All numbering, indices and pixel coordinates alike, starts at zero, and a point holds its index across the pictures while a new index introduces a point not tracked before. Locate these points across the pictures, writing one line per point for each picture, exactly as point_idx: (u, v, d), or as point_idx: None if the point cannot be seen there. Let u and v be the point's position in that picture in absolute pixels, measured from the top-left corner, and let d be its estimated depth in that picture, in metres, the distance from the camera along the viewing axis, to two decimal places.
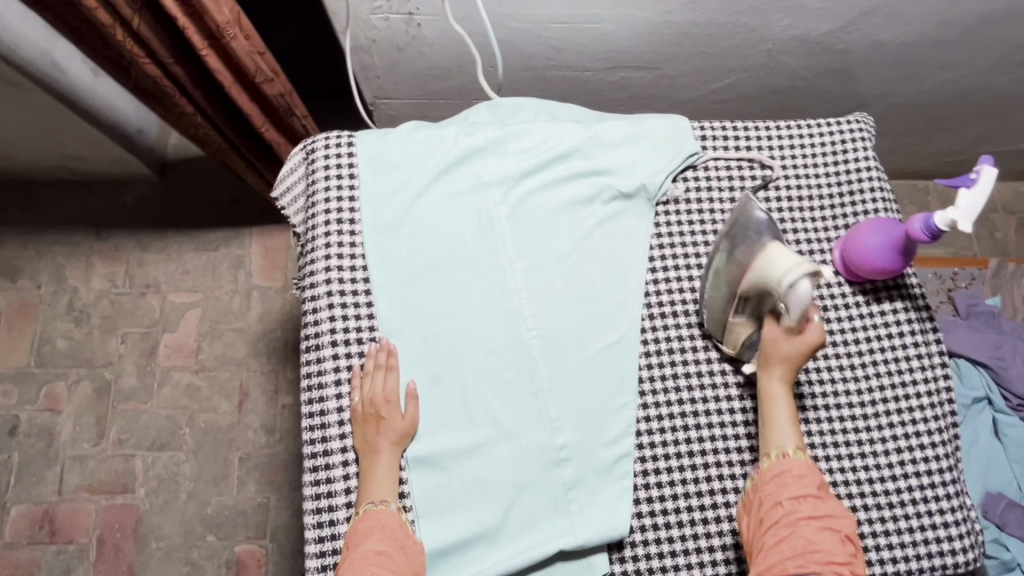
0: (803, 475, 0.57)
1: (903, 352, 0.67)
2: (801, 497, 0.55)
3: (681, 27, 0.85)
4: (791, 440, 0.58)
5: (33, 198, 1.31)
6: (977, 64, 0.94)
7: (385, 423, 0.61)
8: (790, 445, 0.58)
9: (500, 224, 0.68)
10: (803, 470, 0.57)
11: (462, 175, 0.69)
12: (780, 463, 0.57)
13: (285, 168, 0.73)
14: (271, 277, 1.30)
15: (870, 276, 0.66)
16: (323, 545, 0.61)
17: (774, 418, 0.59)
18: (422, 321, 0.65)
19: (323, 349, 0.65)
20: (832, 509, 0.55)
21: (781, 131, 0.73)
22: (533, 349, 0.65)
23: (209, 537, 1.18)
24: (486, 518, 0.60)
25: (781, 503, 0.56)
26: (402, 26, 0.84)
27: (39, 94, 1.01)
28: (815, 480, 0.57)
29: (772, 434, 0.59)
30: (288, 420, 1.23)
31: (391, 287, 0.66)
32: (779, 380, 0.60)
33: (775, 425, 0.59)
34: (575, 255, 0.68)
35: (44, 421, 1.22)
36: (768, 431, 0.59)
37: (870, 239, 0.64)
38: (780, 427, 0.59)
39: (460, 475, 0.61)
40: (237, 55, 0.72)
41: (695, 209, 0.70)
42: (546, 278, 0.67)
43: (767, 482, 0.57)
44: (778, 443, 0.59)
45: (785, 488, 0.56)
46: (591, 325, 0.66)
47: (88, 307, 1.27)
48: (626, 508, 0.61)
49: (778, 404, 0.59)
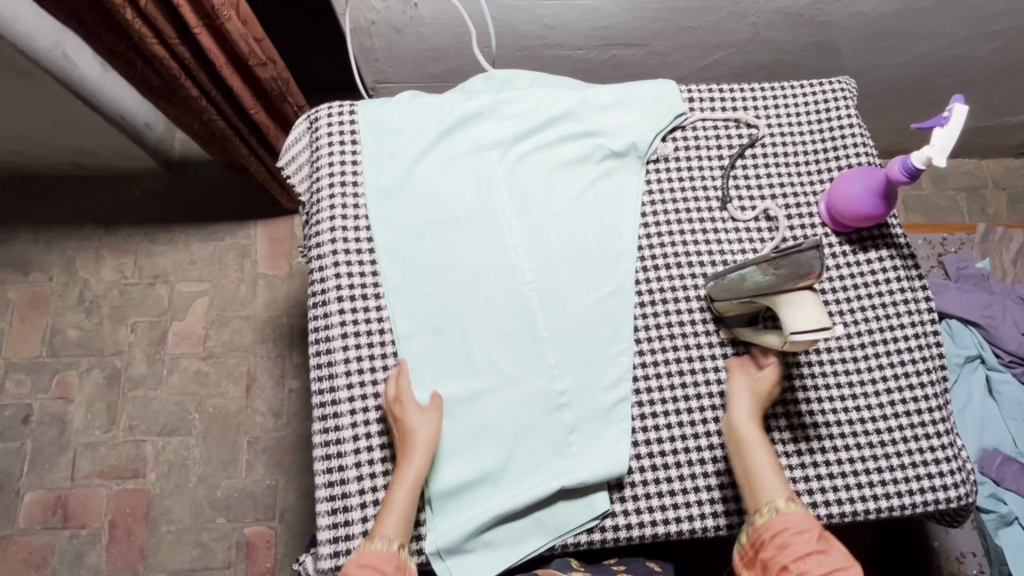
0: (805, 532, 0.55)
1: (890, 298, 0.69)
2: (804, 556, 0.54)
3: (667, 2, 0.89)
4: (780, 492, 0.58)
5: (44, 193, 1.34)
6: (957, 33, 0.97)
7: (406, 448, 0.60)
8: (780, 498, 0.57)
9: (498, 185, 0.70)
10: (802, 526, 0.55)
11: (459, 140, 0.72)
12: (776, 519, 0.56)
13: (290, 138, 0.76)
14: (276, 265, 1.33)
15: (856, 223, 0.68)
16: (333, 490, 0.63)
17: (757, 470, 0.59)
18: (424, 276, 0.68)
19: (330, 304, 0.67)
20: (837, 560, 0.53)
21: (766, 92, 0.76)
22: (531, 300, 0.67)
23: (218, 519, 1.19)
24: (489, 459, 0.62)
25: (787, 568, 0.54)
26: (400, 7, 0.87)
27: (50, 85, 1.04)
28: (814, 537, 0.55)
29: (758, 488, 0.58)
30: (296, 404, 1.25)
31: (394, 246, 0.68)
32: (754, 428, 0.61)
33: (763, 478, 0.58)
34: (570, 212, 0.70)
35: (56, 409, 1.24)
36: (755, 483, 0.59)
37: (854, 187, 0.67)
38: (765, 480, 0.58)
39: (464, 420, 0.64)
40: (231, 35, 0.75)
41: (685, 167, 0.73)
42: (543, 234, 0.69)
43: (769, 543, 0.56)
44: (768, 497, 0.58)
45: (786, 547, 0.55)
46: (586, 277, 0.68)
47: (98, 297, 1.30)
48: (626, 449, 0.63)
49: (762, 459, 0.59)
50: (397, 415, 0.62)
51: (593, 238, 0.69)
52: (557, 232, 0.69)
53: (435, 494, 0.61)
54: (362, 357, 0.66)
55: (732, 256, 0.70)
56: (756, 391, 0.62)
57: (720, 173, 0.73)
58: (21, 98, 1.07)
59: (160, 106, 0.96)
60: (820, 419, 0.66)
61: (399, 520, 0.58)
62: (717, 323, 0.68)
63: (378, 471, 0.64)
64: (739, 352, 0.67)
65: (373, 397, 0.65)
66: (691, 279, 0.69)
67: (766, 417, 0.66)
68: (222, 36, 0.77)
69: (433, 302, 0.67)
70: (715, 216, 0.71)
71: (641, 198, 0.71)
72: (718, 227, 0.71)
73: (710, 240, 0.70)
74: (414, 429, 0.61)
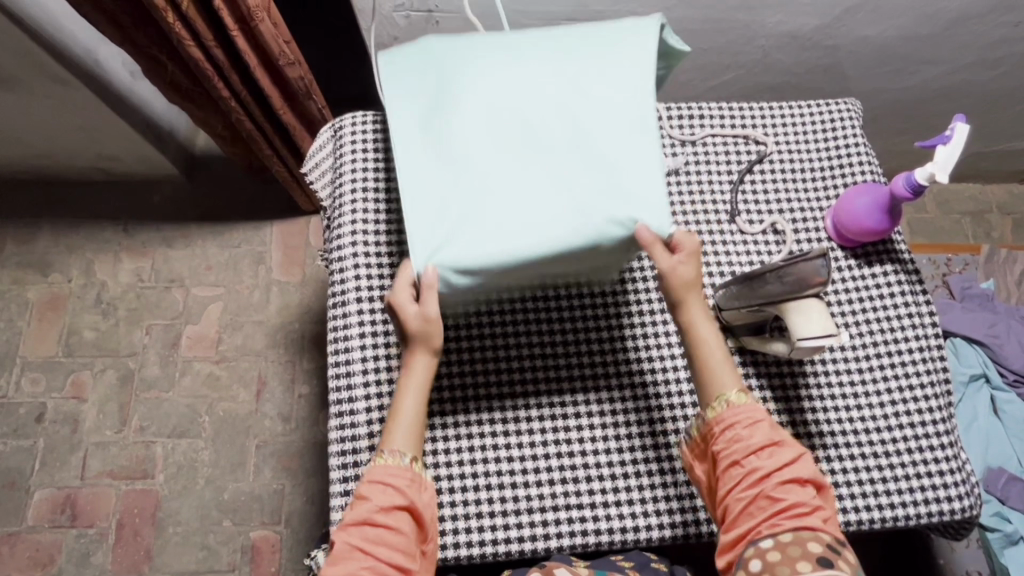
0: (760, 428, 0.57)
1: (895, 312, 0.70)
2: (757, 451, 0.56)
3: (678, 24, 0.91)
4: (732, 386, 0.59)
5: (67, 197, 1.38)
6: (960, 58, 0.99)
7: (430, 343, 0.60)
8: (732, 390, 0.59)
9: (528, 114, 0.61)
10: (759, 420, 0.57)
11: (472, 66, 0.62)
12: (727, 413, 0.58)
13: (314, 147, 0.79)
14: (290, 272, 1.35)
15: (860, 238, 0.70)
16: (348, 485, 0.65)
17: (713, 368, 0.60)
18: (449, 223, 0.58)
19: (348, 305, 0.70)
20: (790, 454, 0.56)
21: (774, 111, 0.78)
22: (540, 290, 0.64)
23: (225, 522, 1.20)
24: None
25: (739, 463, 0.56)
26: (422, 23, 0.90)
27: (80, 91, 1.08)
28: (767, 430, 0.57)
29: (714, 382, 0.60)
30: (304, 409, 1.27)
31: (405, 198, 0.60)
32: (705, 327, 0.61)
33: (715, 375, 0.60)
34: None
35: (70, 408, 1.26)
36: (710, 379, 0.60)
37: (858, 203, 0.69)
38: (718, 375, 0.60)
39: None
40: (264, 37, 0.79)
41: (694, 181, 0.75)
42: None
43: (721, 439, 0.58)
44: (721, 392, 0.59)
45: (739, 439, 0.57)
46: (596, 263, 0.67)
47: (115, 300, 1.33)
48: None
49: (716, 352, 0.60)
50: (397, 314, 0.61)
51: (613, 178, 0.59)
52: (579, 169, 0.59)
53: None
54: (379, 357, 0.68)
55: (740, 267, 0.72)
56: (686, 282, 0.60)
57: (729, 187, 0.75)
58: (52, 103, 1.11)
59: (185, 107, 1.00)
60: (825, 429, 0.67)
61: (409, 428, 0.59)
62: (725, 333, 0.69)
63: None
64: (746, 361, 0.68)
65: (388, 396, 0.67)
66: None
67: None
68: (256, 40, 0.81)
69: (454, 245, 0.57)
70: (724, 228, 0.73)
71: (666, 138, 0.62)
72: (726, 239, 0.73)
73: (718, 252, 0.72)
74: (424, 335, 0.60)
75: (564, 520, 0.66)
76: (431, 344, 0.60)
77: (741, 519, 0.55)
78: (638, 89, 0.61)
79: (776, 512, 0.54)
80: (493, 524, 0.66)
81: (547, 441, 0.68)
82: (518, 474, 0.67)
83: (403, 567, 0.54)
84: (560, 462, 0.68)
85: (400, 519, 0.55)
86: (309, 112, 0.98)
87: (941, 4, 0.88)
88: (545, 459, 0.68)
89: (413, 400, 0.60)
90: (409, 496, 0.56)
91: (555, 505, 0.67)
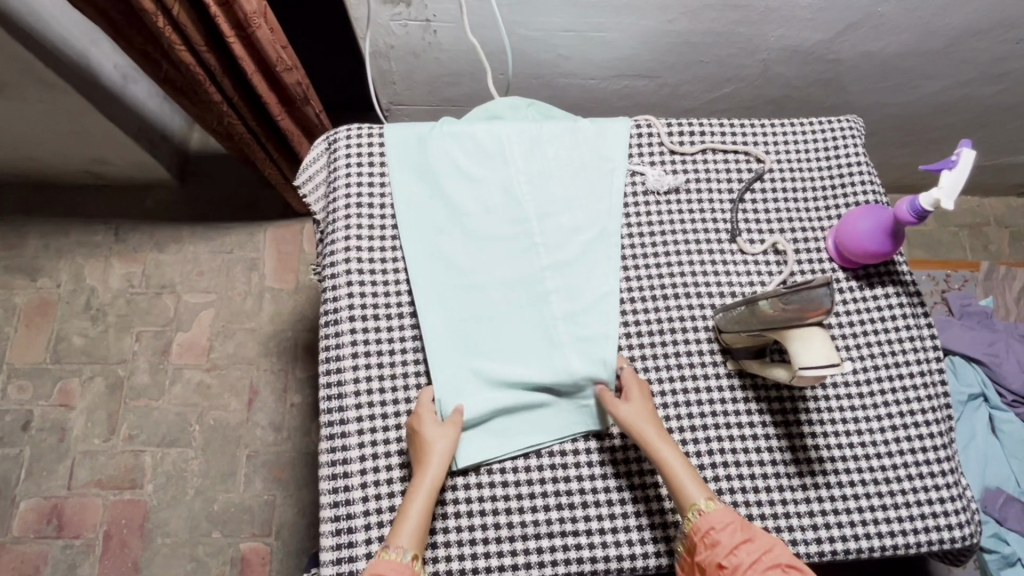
0: (730, 528, 0.56)
1: (897, 335, 0.69)
2: (735, 549, 0.55)
3: (680, 37, 0.90)
4: (700, 494, 0.58)
5: (56, 200, 1.35)
6: (963, 74, 0.99)
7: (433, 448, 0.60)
8: (701, 499, 0.58)
9: (508, 196, 0.72)
10: (728, 518, 0.57)
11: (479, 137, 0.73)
12: (700, 521, 0.57)
13: (307, 157, 0.77)
14: (283, 279, 1.34)
15: (862, 260, 0.69)
16: (338, 510, 0.63)
17: (680, 478, 0.59)
18: (445, 307, 0.68)
19: (341, 323, 0.67)
20: (763, 545, 0.55)
21: (775, 128, 0.77)
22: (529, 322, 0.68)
23: (214, 533, 1.19)
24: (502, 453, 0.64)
25: (723, 564, 0.55)
26: (419, 33, 0.88)
27: (70, 94, 1.06)
28: (738, 525, 0.56)
29: (682, 493, 0.58)
30: (297, 419, 1.25)
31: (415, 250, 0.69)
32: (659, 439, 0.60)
33: (682, 483, 0.58)
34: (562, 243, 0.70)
35: (57, 416, 1.24)
36: (679, 489, 0.58)
37: (860, 224, 0.68)
38: (685, 484, 0.58)
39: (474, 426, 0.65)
40: (260, 45, 0.76)
41: (694, 198, 0.74)
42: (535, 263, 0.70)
43: (700, 545, 0.56)
44: (691, 501, 0.58)
45: (716, 545, 0.55)
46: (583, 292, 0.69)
47: (105, 305, 1.31)
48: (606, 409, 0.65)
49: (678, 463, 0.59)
50: (414, 427, 0.62)
51: (574, 265, 0.70)
52: (546, 255, 0.70)
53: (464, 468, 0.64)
54: (371, 376, 0.66)
55: (739, 288, 0.71)
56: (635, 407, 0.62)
57: (730, 206, 0.74)
58: (41, 106, 1.09)
59: (180, 104, 0.93)
60: (825, 454, 0.66)
61: (414, 529, 0.58)
62: (724, 355, 0.68)
63: (384, 493, 0.63)
64: (746, 384, 0.67)
65: (381, 417, 0.65)
66: (698, 309, 0.70)
67: (771, 449, 0.66)
68: (251, 46, 0.78)
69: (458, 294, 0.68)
70: (724, 248, 0.72)
71: (621, 225, 0.72)
72: (726, 260, 0.72)
73: (718, 273, 0.71)
74: (430, 444, 0.61)
75: (558, 547, 0.63)
76: (443, 452, 0.61)
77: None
78: (611, 163, 0.74)
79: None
80: (485, 551, 0.62)
81: (542, 466, 0.65)
82: (512, 499, 0.64)
83: None
84: (557, 488, 0.64)
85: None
86: (307, 118, 0.95)
87: (945, 21, 0.87)
88: (540, 483, 0.64)
89: (422, 503, 0.59)
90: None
91: (549, 533, 0.63)
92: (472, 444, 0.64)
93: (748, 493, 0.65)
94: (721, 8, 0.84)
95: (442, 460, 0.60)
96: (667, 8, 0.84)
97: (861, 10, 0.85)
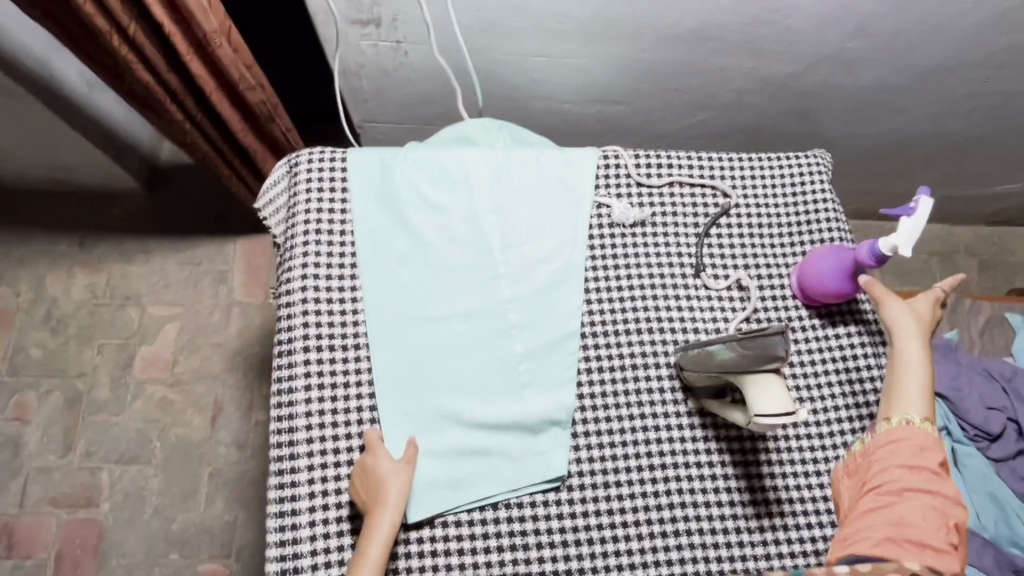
0: (889, 442, 0.55)
1: (858, 375, 0.69)
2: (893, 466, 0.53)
3: (653, 65, 0.90)
4: (918, 411, 0.57)
5: (19, 206, 1.32)
6: (931, 109, 1.00)
7: (388, 484, 0.59)
8: (918, 415, 0.57)
9: (473, 225, 0.71)
10: (896, 435, 0.55)
11: (445, 163, 0.72)
12: (902, 428, 0.56)
13: (268, 180, 0.75)
14: (252, 293, 1.31)
15: (824, 300, 0.69)
16: (284, 549, 0.61)
17: (903, 389, 0.58)
18: (404, 339, 0.67)
19: (295, 354, 0.66)
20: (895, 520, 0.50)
21: (742, 162, 0.77)
22: (488, 357, 0.67)
23: (172, 554, 1.15)
24: (454, 494, 0.62)
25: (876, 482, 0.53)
26: (390, 53, 0.87)
27: (31, 102, 1.03)
28: (937, 453, 0.54)
29: (897, 399, 0.58)
30: (260, 437, 1.22)
31: (375, 277, 0.68)
32: (916, 349, 0.60)
33: (903, 391, 0.58)
34: (523, 276, 0.69)
35: (12, 430, 1.20)
36: (895, 397, 0.58)
37: (823, 264, 0.68)
38: (910, 396, 0.58)
39: (428, 465, 0.63)
40: (221, 63, 0.75)
41: (660, 231, 0.73)
42: (498, 296, 0.69)
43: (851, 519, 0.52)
44: (902, 410, 0.57)
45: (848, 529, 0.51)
46: (544, 325, 0.68)
47: (66, 316, 1.27)
48: (564, 449, 0.64)
49: (915, 370, 0.59)
50: (365, 467, 0.60)
51: (536, 297, 0.69)
52: (509, 287, 0.69)
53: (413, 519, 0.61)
54: (324, 410, 0.64)
55: (702, 324, 0.70)
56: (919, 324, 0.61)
57: (695, 240, 0.73)
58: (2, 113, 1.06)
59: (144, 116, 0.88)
60: (784, 496, 0.65)
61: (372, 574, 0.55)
62: (686, 393, 0.68)
63: (333, 531, 0.61)
64: (706, 423, 0.67)
65: (333, 452, 0.63)
66: (660, 345, 0.69)
67: (730, 491, 0.65)
68: (213, 65, 0.77)
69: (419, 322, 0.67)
70: (688, 283, 0.72)
71: (585, 257, 0.71)
72: (690, 295, 0.71)
73: (682, 308, 0.71)
74: (385, 481, 0.59)
75: None
76: (400, 487, 0.59)
77: (860, 530, 0.51)
78: (577, 195, 0.73)
79: (895, 509, 0.51)
80: None
81: (498, 505, 0.63)
82: (465, 539, 0.62)
83: None
84: (511, 528, 0.63)
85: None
86: (273, 135, 0.94)
87: (911, 58, 0.88)
88: (494, 523, 0.63)
89: (379, 546, 0.56)
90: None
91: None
92: (425, 481, 0.62)
93: (704, 534, 0.64)
94: (691, 39, 0.85)
95: (398, 494, 0.58)
96: (639, 38, 0.84)
97: (830, 45, 0.86)
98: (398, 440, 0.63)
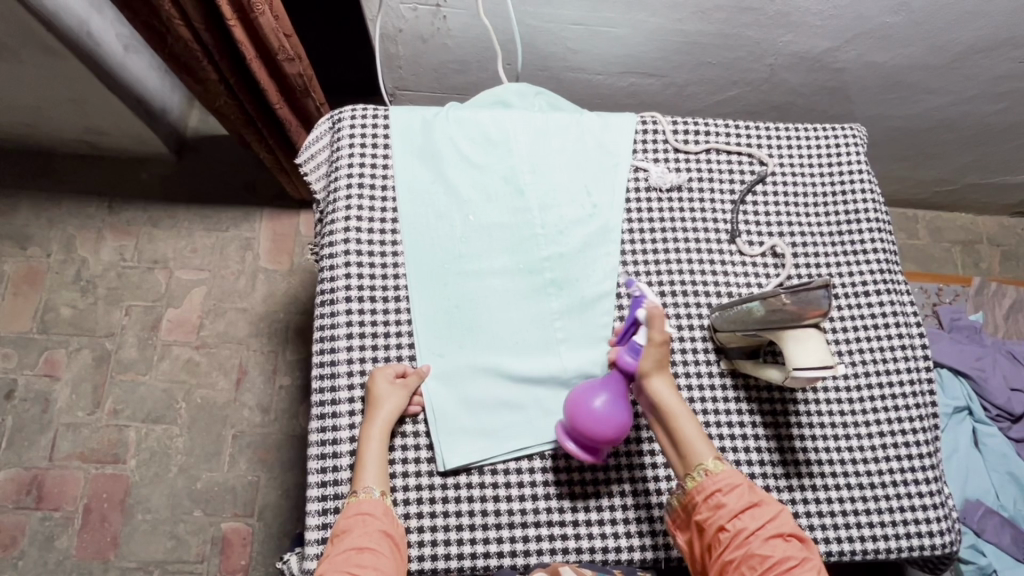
0: (730, 488, 0.55)
1: (890, 342, 0.70)
2: (740, 512, 0.54)
3: (690, 36, 0.90)
4: (708, 454, 0.57)
5: (50, 168, 1.34)
6: (965, 91, 1.00)
7: (379, 413, 0.61)
8: (709, 459, 0.57)
9: (509, 183, 0.71)
10: (736, 493, 0.55)
11: (483, 122, 0.73)
12: (706, 481, 0.56)
13: (310, 136, 0.76)
14: (278, 260, 1.33)
15: (598, 438, 0.59)
16: (326, 489, 0.62)
17: (684, 438, 0.58)
18: (445, 292, 0.68)
19: (337, 304, 0.67)
20: (770, 511, 0.54)
21: (779, 132, 0.77)
22: (524, 311, 0.68)
23: (196, 511, 1.18)
24: (491, 446, 0.63)
25: (725, 527, 0.54)
26: (429, 18, 0.88)
27: (70, 60, 1.05)
28: (783, 521, 0.54)
29: (690, 453, 0.58)
30: (286, 401, 1.24)
31: (414, 230, 0.69)
32: (678, 398, 0.59)
33: (690, 443, 0.58)
34: (565, 233, 0.71)
35: (41, 386, 1.22)
36: (683, 449, 0.58)
37: (592, 405, 0.59)
38: (693, 443, 0.58)
39: (465, 416, 0.64)
40: (263, 29, 0.76)
41: (696, 196, 0.74)
42: (536, 253, 0.70)
43: (703, 505, 0.55)
44: (698, 460, 0.57)
45: (722, 506, 0.54)
46: (584, 282, 0.69)
47: (96, 278, 1.29)
48: None
49: (676, 408, 0.59)
50: (369, 385, 0.63)
51: (573, 255, 0.70)
52: (548, 247, 0.70)
53: (452, 466, 0.62)
54: (364, 359, 0.66)
55: (737, 289, 0.71)
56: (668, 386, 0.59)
57: (730, 207, 0.74)
58: (41, 71, 1.08)
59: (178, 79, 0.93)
60: (813, 457, 0.66)
61: (376, 470, 0.60)
62: (718, 354, 0.69)
63: None
64: (737, 384, 0.68)
65: None
66: (695, 308, 0.70)
67: (759, 450, 0.66)
68: (255, 31, 0.78)
69: (457, 275, 0.68)
70: (724, 248, 0.73)
71: (622, 220, 0.72)
72: (725, 259, 0.72)
73: (716, 272, 0.72)
74: (379, 402, 0.61)
75: (545, 538, 0.62)
76: (391, 417, 0.61)
77: (736, 537, 0.53)
78: (615, 158, 0.74)
79: (758, 524, 0.53)
80: (472, 539, 0.62)
81: (533, 457, 0.64)
82: (501, 487, 0.63)
83: (388, 531, 0.56)
84: (544, 478, 0.64)
85: (377, 540, 0.55)
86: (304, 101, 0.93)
87: (949, 36, 0.88)
88: (529, 473, 0.64)
89: (377, 453, 0.60)
90: (385, 522, 0.57)
91: (535, 521, 0.63)
92: (461, 435, 0.63)
93: None
94: (732, 10, 0.85)
95: (383, 420, 0.61)
96: (679, 7, 0.85)
97: (870, 20, 0.85)
98: (436, 390, 0.65)
